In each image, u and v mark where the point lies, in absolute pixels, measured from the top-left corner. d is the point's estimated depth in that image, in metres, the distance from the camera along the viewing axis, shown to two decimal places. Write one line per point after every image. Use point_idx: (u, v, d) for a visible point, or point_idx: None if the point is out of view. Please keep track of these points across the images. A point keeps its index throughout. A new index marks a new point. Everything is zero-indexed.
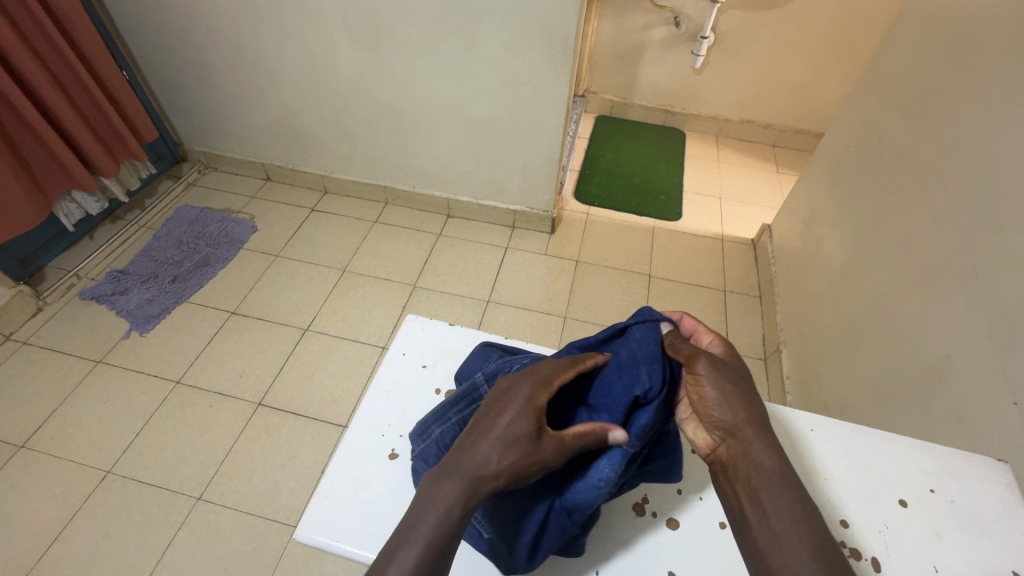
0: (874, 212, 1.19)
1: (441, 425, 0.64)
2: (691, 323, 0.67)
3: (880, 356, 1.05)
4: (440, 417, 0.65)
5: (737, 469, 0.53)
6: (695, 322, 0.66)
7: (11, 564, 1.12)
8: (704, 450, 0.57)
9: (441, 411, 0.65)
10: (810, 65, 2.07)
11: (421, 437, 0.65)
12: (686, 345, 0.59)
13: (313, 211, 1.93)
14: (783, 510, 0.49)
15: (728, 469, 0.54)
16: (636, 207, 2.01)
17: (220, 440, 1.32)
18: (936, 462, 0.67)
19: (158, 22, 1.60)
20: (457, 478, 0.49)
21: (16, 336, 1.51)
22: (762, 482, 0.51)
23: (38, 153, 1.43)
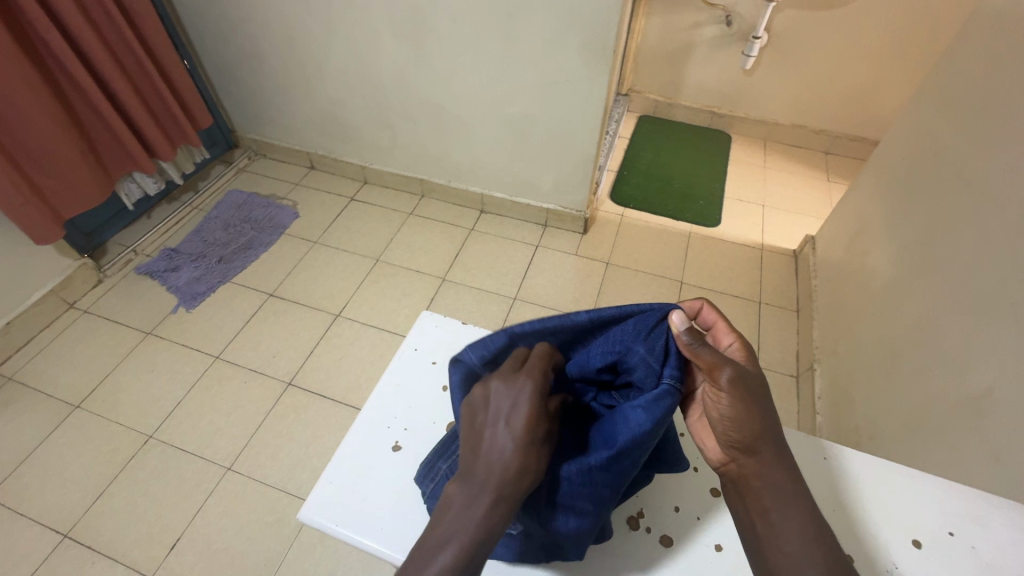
0: (925, 230, 1.12)
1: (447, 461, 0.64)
2: (712, 316, 0.64)
3: (918, 383, 0.99)
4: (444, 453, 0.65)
5: (749, 487, 0.54)
6: (717, 317, 0.63)
7: (62, 513, 1.23)
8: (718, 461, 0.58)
9: (446, 447, 0.65)
10: (872, 68, 1.95)
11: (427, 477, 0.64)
12: (707, 351, 0.55)
13: (352, 201, 1.99)
14: (794, 532, 0.50)
15: (740, 486, 0.55)
16: (673, 211, 1.97)
17: (251, 414, 1.39)
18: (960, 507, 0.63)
19: (217, 15, 1.68)
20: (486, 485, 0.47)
21: (80, 304, 1.64)
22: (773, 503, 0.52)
23: (105, 135, 1.55)
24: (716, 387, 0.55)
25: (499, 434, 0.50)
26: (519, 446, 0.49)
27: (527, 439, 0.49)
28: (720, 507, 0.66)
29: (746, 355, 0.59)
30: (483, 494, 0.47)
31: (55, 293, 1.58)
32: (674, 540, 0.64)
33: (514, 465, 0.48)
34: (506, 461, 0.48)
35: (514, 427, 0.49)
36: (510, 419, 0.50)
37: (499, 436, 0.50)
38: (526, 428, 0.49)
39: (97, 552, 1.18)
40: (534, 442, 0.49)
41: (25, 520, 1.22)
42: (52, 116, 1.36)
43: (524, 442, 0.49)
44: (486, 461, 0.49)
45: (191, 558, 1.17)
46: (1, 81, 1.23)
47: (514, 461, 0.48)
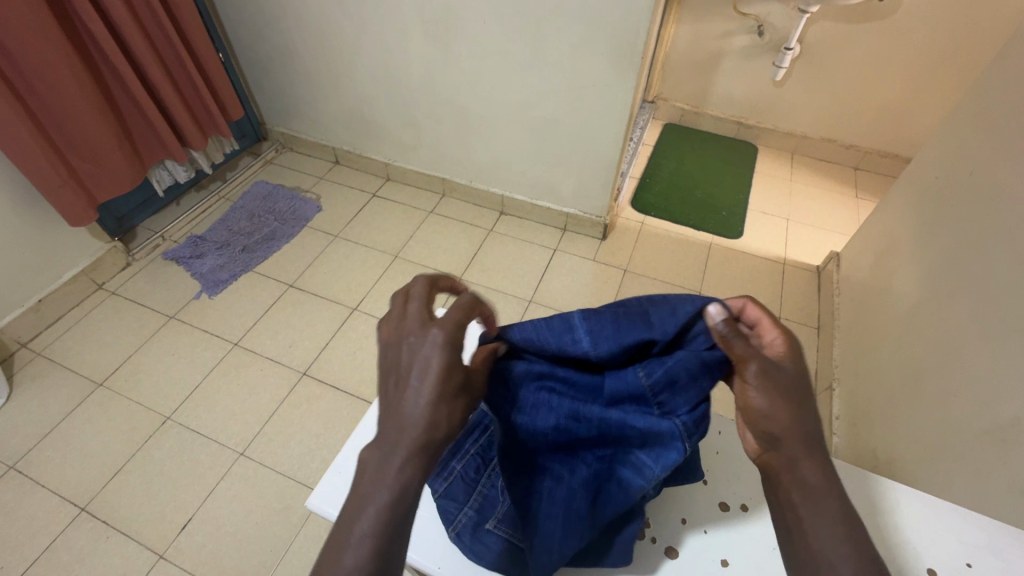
0: (956, 252, 1.09)
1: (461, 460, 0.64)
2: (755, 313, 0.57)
3: (942, 409, 0.96)
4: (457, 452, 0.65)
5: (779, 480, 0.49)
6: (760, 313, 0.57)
7: (81, 486, 1.27)
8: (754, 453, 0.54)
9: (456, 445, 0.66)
10: (907, 84, 1.91)
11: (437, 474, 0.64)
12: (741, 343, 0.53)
13: (374, 197, 2.01)
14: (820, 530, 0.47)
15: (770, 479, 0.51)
16: (695, 221, 1.94)
17: (266, 401, 1.42)
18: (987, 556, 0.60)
19: (253, 10, 1.72)
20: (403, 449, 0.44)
21: (108, 286, 1.69)
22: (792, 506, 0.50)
23: (140, 123, 1.59)
24: (746, 384, 0.53)
25: (413, 389, 0.47)
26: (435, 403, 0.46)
27: (446, 394, 0.47)
28: (730, 522, 0.65)
29: (789, 350, 0.54)
30: (399, 456, 0.44)
31: (85, 273, 1.63)
32: (680, 552, 0.63)
33: (429, 422, 0.46)
34: (423, 418, 0.45)
35: (427, 381, 0.47)
36: (419, 371, 0.48)
37: (413, 392, 0.47)
38: (437, 380, 0.47)
39: (111, 527, 1.21)
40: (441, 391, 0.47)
41: (45, 491, 1.26)
42: (92, 103, 1.41)
43: (436, 396, 0.47)
44: (401, 420, 0.46)
45: (200, 539, 1.19)
46: (49, 69, 1.28)
47: (429, 417, 0.46)
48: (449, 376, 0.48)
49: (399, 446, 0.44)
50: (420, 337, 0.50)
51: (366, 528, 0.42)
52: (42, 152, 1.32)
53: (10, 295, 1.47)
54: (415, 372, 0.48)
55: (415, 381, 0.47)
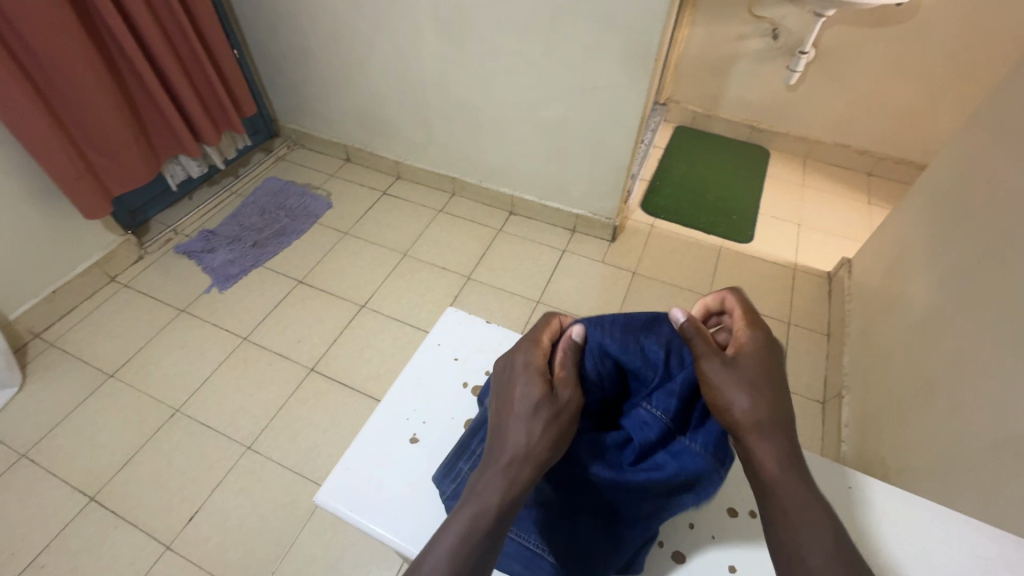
0: (972, 260, 1.07)
1: (466, 462, 0.63)
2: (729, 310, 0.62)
3: (954, 419, 0.95)
4: (462, 453, 0.65)
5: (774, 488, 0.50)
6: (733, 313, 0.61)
7: (90, 476, 1.28)
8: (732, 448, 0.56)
9: (464, 446, 0.65)
10: (924, 89, 1.88)
11: (446, 478, 0.64)
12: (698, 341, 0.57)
13: (384, 195, 2.02)
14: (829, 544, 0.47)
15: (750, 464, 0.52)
16: (706, 224, 1.93)
17: (274, 396, 1.43)
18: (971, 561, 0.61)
19: (269, 8, 1.74)
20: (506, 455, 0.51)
21: (120, 278, 1.71)
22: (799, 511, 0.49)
23: (155, 117, 1.61)
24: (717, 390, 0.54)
25: (514, 410, 0.54)
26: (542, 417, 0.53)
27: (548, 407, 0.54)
28: (738, 528, 0.65)
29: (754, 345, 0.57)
30: (499, 468, 0.50)
31: (99, 266, 1.65)
32: (686, 556, 0.63)
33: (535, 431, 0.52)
34: (523, 436, 0.52)
35: (529, 403, 0.54)
36: (522, 392, 0.55)
37: (515, 412, 0.54)
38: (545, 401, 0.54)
39: (119, 517, 1.22)
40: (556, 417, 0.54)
41: (55, 480, 1.27)
42: (109, 97, 1.43)
43: (544, 412, 0.53)
44: (502, 438, 0.53)
45: (205, 532, 1.20)
46: (68, 63, 1.30)
47: (532, 436, 0.52)
48: (556, 401, 0.55)
49: (501, 452, 0.52)
50: (538, 370, 0.58)
51: (462, 526, 0.47)
52: (59, 145, 1.33)
53: (25, 285, 1.49)
54: (518, 395, 0.56)
55: (516, 405, 0.54)
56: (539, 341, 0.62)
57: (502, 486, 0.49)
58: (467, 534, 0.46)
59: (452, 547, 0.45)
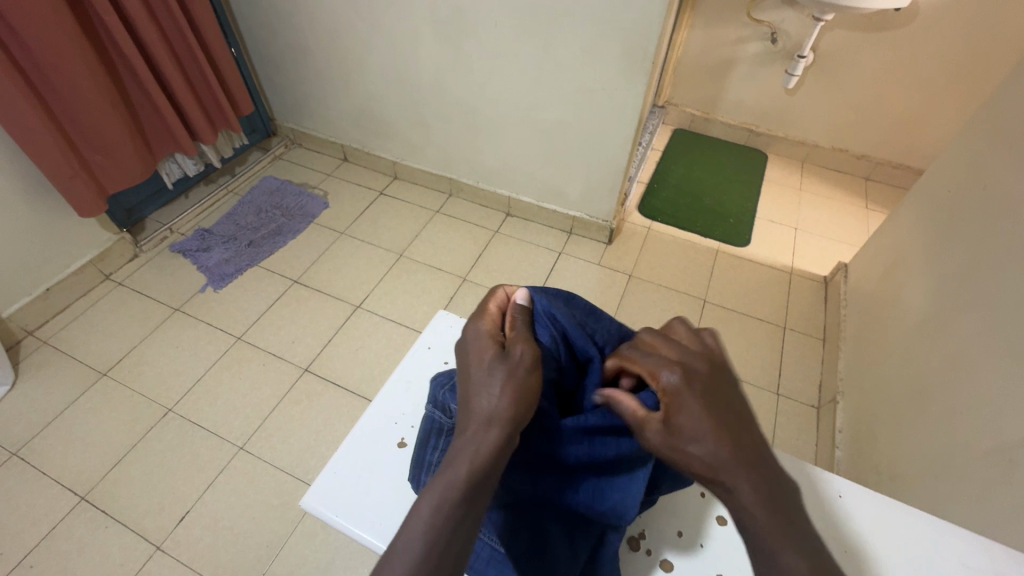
0: (968, 266, 1.07)
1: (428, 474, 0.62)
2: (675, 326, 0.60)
3: (948, 426, 0.94)
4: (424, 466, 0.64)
5: None
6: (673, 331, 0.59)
7: (82, 475, 1.27)
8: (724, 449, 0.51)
9: (422, 459, 0.64)
10: (922, 95, 1.88)
11: (420, 484, 0.64)
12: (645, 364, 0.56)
13: (381, 195, 2.01)
14: None
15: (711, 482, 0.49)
16: (703, 227, 1.93)
17: (267, 396, 1.42)
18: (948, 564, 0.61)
19: (267, 7, 1.73)
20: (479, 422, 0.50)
21: (115, 276, 1.70)
22: None
23: (151, 115, 1.61)
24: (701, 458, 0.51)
25: (476, 378, 0.54)
26: (512, 382, 0.52)
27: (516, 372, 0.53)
28: (725, 536, 0.66)
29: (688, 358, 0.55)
30: (468, 439, 0.50)
31: (93, 264, 1.65)
32: (673, 564, 0.64)
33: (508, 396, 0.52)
34: (488, 400, 0.51)
35: (488, 367, 0.54)
36: (478, 362, 0.55)
37: (477, 382, 0.54)
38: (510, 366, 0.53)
39: (110, 517, 1.21)
40: (515, 373, 0.53)
41: (46, 479, 1.27)
42: (104, 94, 1.42)
43: (510, 377, 0.53)
44: (469, 408, 0.52)
45: (197, 532, 1.20)
46: (65, 61, 1.29)
47: (499, 400, 0.51)
48: (512, 359, 0.54)
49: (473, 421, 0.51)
50: (490, 337, 0.57)
51: (439, 494, 0.46)
52: (54, 142, 1.33)
53: (18, 283, 1.48)
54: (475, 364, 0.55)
55: (476, 373, 0.54)
56: (485, 309, 0.61)
57: (473, 450, 0.48)
58: (449, 506, 0.45)
59: (430, 524, 0.44)
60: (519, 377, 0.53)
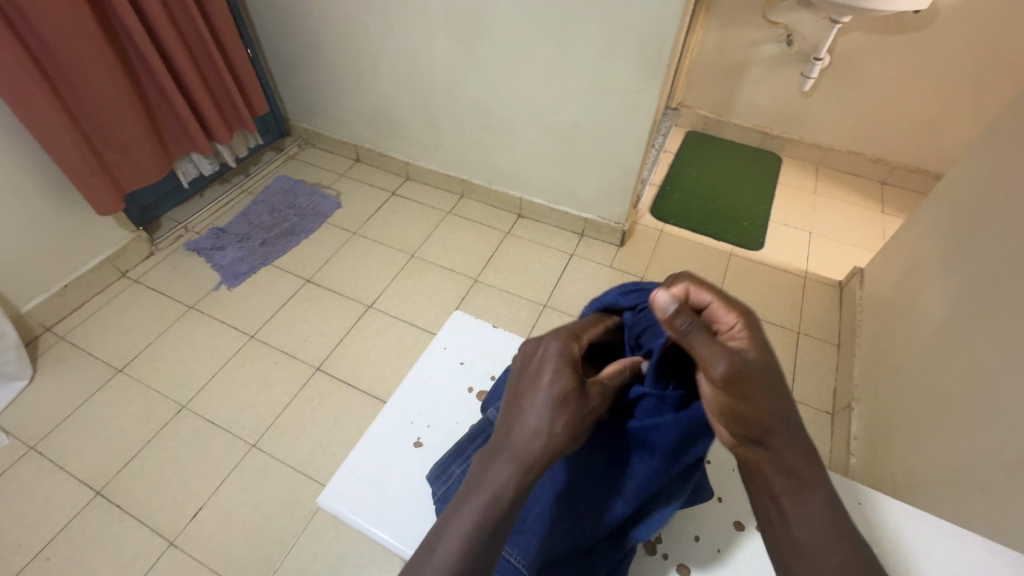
0: (988, 272, 1.05)
1: (461, 464, 0.63)
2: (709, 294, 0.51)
3: (968, 434, 0.93)
4: (457, 456, 0.64)
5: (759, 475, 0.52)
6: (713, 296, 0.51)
7: (97, 470, 1.29)
8: (727, 440, 0.52)
9: (457, 450, 0.64)
10: (940, 98, 1.86)
11: (437, 480, 0.64)
12: (704, 345, 0.47)
13: (393, 195, 2.02)
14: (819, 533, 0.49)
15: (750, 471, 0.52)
16: (715, 231, 1.92)
17: (279, 394, 1.43)
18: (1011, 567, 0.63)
19: (282, 8, 1.75)
20: (506, 457, 0.47)
21: (131, 274, 1.72)
22: (784, 494, 0.50)
23: (167, 114, 1.62)
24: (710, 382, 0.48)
25: (536, 393, 0.50)
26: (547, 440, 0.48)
27: (561, 412, 0.49)
28: (743, 542, 0.65)
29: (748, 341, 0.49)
30: (514, 451, 0.48)
31: (110, 261, 1.67)
32: (691, 570, 0.64)
33: (550, 423, 0.48)
34: (542, 421, 0.48)
35: (555, 389, 0.50)
36: (544, 375, 0.51)
37: (529, 399, 0.50)
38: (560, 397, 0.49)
39: (124, 512, 1.23)
40: (579, 415, 0.50)
41: (62, 473, 1.28)
42: (122, 93, 1.44)
43: (555, 408, 0.49)
44: (520, 426, 0.49)
45: (209, 528, 1.20)
46: (84, 60, 1.31)
47: (550, 429, 0.48)
48: (585, 398, 0.51)
49: (503, 452, 0.48)
50: (565, 357, 0.52)
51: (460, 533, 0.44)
52: (73, 141, 1.35)
53: (37, 278, 1.51)
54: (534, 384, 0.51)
55: (529, 389, 0.50)
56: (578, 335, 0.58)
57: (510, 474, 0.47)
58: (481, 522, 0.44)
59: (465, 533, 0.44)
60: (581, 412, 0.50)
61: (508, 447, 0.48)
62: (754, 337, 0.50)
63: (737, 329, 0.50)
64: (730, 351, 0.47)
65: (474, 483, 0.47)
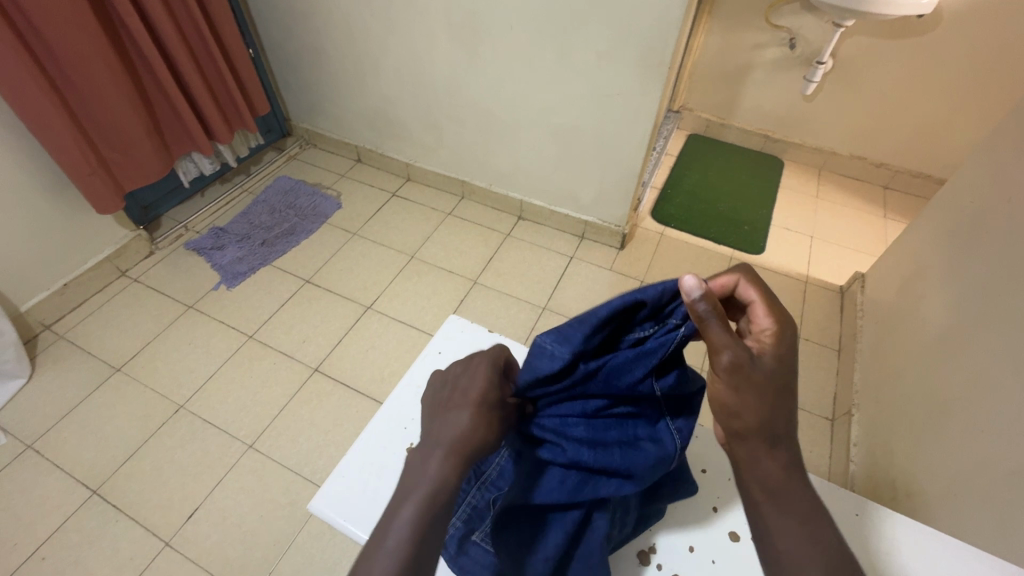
0: (989, 280, 1.05)
1: None
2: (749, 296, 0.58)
3: (968, 443, 0.92)
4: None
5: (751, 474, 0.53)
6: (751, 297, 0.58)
7: (94, 469, 1.29)
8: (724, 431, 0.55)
9: None
10: (943, 103, 1.85)
11: None
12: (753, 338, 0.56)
13: (394, 196, 2.02)
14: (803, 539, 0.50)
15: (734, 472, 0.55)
16: (716, 234, 1.91)
17: (277, 395, 1.43)
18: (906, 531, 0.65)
19: (285, 9, 1.75)
20: (436, 449, 0.49)
21: (131, 273, 1.72)
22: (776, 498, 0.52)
23: (168, 112, 1.62)
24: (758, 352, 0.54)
25: (449, 404, 0.53)
26: (469, 433, 0.50)
27: (480, 418, 0.52)
28: (736, 551, 0.68)
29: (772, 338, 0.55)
30: (443, 445, 0.49)
31: (110, 260, 1.67)
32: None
33: (472, 425, 0.51)
34: (452, 425, 0.51)
35: (470, 396, 0.53)
36: (464, 386, 0.55)
37: (450, 407, 0.53)
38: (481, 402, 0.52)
39: (120, 511, 1.23)
40: (480, 416, 0.52)
41: (60, 472, 1.28)
42: (123, 93, 1.44)
43: (476, 415, 0.52)
44: (437, 427, 0.51)
45: (205, 529, 1.20)
46: (84, 59, 1.31)
47: (465, 428, 0.50)
48: (496, 401, 0.54)
49: (436, 449, 0.49)
50: (490, 368, 0.56)
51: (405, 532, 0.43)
52: (73, 140, 1.35)
53: (37, 276, 1.51)
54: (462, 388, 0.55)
55: (454, 397, 0.54)
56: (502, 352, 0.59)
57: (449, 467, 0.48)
58: (426, 519, 0.44)
59: (408, 529, 0.43)
60: (488, 413, 0.53)
61: (435, 447, 0.49)
62: (778, 338, 0.55)
63: (767, 330, 0.56)
64: (741, 345, 0.51)
65: (412, 470, 0.48)
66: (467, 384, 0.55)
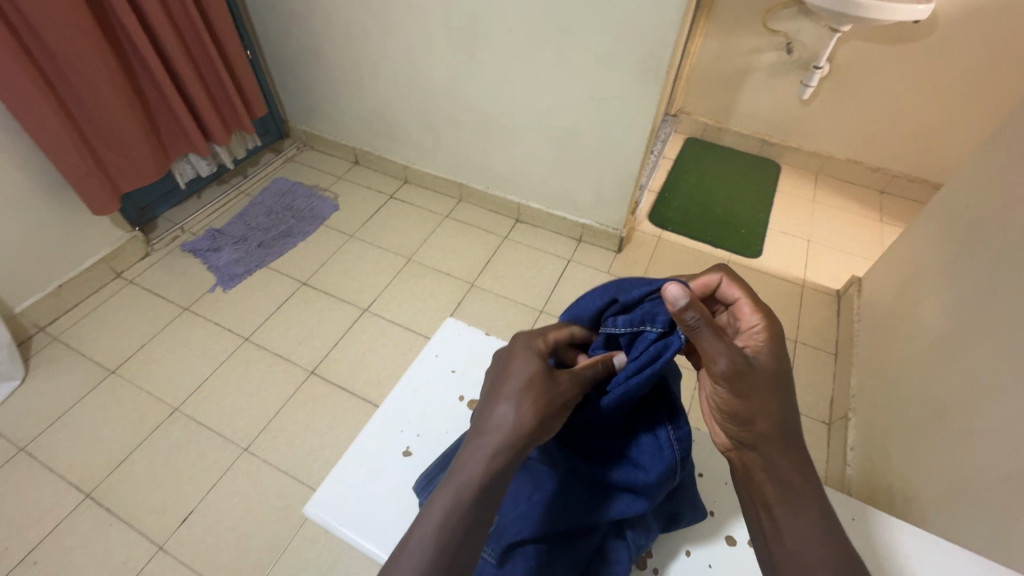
0: (985, 284, 1.05)
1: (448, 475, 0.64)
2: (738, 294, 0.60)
3: (964, 447, 0.92)
4: (444, 466, 0.65)
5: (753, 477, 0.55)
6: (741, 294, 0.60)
7: (88, 472, 1.28)
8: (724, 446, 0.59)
9: (446, 459, 0.66)
10: (939, 108, 1.86)
11: (426, 488, 0.64)
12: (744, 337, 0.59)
13: (391, 198, 2.02)
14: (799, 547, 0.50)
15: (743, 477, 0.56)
16: (714, 238, 1.91)
17: (273, 398, 1.42)
18: (910, 538, 0.67)
19: (283, 11, 1.75)
20: (482, 440, 0.50)
21: (126, 274, 1.72)
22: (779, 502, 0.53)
23: (165, 113, 1.61)
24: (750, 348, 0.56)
25: (507, 388, 0.53)
26: (520, 425, 0.50)
27: (539, 407, 0.52)
28: (732, 556, 0.67)
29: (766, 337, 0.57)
30: (489, 442, 0.50)
31: (106, 262, 1.66)
32: None
33: (529, 413, 0.51)
34: (511, 410, 0.51)
35: (522, 382, 0.53)
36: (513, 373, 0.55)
37: (502, 394, 0.53)
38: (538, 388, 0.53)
39: (113, 515, 1.21)
40: (547, 403, 0.53)
41: (52, 475, 1.27)
42: (120, 94, 1.44)
43: (532, 402, 0.52)
44: (492, 414, 0.52)
45: (200, 532, 1.19)
46: (81, 60, 1.30)
47: (521, 415, 0.51)
48: (555, 386, 0.54)
49: (482, 443, 0.50)
50: (539, 354, 0.57)
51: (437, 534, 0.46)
52: (70, 141, 1.35)
53: (31, 278, 1.50)
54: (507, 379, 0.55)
55: (509, 382, 0.54)
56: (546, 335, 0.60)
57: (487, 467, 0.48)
58: (455, 520, 0.46)
59: (436, 530, 0.46)
60: (545, 397, 0.53)
61: (483, 441, 0.50)
62: (770, 340, 0.57)
63: (757, 331, 0.58)
64: (734, 350, 0.52)
65: (453, 469, 0.49)
66: (522, 369, 0.55)
